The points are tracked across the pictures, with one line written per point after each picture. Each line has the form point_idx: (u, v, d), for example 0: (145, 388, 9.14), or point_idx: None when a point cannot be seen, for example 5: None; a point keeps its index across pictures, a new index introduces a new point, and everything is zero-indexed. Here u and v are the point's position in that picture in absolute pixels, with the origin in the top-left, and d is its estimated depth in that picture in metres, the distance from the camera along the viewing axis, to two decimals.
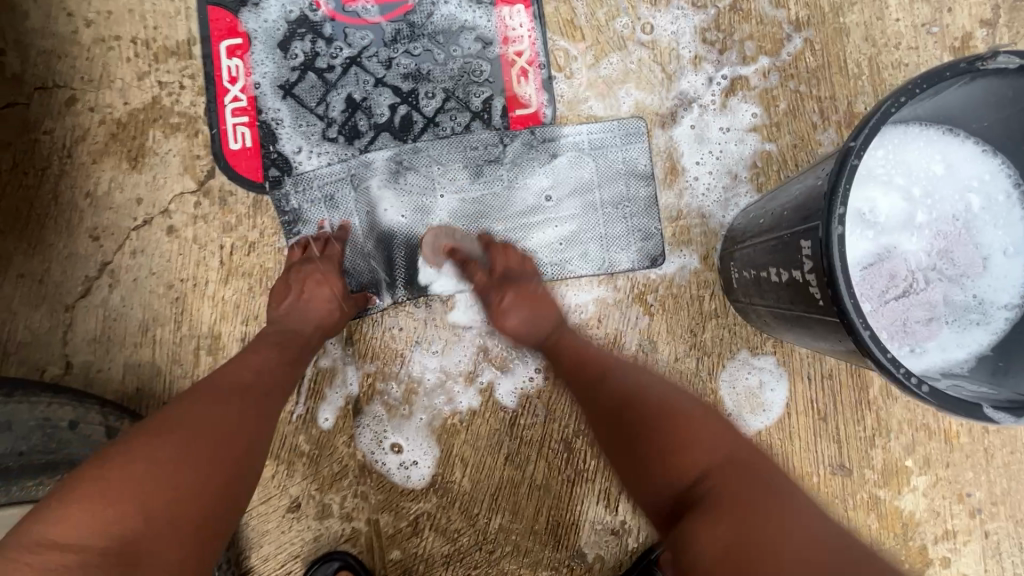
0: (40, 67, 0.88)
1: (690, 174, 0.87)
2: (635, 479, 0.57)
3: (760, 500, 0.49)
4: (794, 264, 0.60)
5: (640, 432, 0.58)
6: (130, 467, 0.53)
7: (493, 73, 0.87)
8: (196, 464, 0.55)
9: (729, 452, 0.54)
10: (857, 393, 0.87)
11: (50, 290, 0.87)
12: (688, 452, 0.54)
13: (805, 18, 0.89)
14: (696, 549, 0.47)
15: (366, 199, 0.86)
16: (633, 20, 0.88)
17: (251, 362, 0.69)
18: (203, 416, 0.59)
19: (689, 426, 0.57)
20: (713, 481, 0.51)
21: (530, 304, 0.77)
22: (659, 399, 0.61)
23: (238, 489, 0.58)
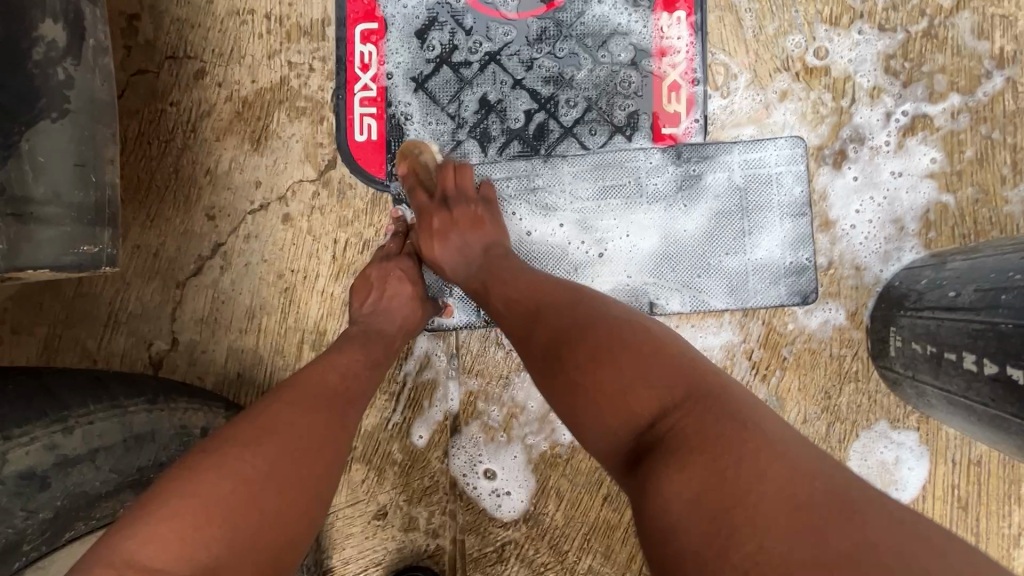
0: (173, 35, 0.86)
1: (849, 221, 0.78)
2: (586, 423, 0.50)
3: (710, 434, 0.42)
4: (1010, 360, 0.52)
5: (574, 353, 0.52)
6: (219, 484, 0.49)
7: (642, 85, 0.80)
8: (282, 485, 0.51)
9: (675, 384, 0.47)
10: (1008, 486, 0.77)
11: (164, 265, 0.87)
12: (636, 395, 0.47)
13: (1011, 52, 0.77)
14: (666, 501, 0.40)
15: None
16: (807, 39, 0.78)
17: (338, 362, 0.64)
18: (285, 426, 0.55)
19: (626, 354, 0.50)
20: (669, 422, 0.45)
21: (459, 226, 0.71)
22: (589, 327, 0.53)
23: (319, 508, 0.54)
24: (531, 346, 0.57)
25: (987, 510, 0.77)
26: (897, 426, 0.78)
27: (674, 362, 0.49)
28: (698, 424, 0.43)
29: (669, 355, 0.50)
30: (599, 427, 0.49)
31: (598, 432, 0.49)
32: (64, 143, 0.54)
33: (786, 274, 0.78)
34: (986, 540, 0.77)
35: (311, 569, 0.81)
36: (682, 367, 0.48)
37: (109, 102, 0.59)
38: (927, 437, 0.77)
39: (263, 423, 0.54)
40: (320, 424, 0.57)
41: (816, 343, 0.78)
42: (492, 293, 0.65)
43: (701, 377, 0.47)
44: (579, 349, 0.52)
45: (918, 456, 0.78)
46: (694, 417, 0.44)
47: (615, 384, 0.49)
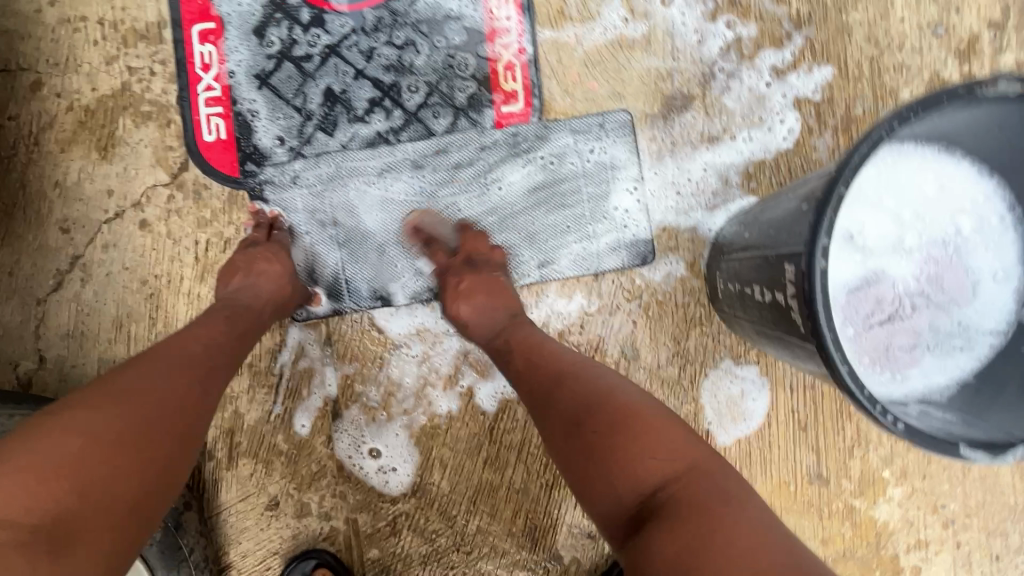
0: (3, 48, 0.84)
1: (679, 178, 0.85)
2: (592, 485, 0.54)
3: (705, 509, 0.47)
4: (777, 286, 0.58)
5: (578, 418, 0.57)
6: (64, 442, 0.49)
7: (477, 66, 0.83)
8: (138, 443, 0.52)
9: (677, 458, 0.52)
10: (839, 404, 0.86)
11: (21, 283, 0.85)
12: (632, 464, 0.52)
13: (806, 14, 0.85)
14: (652, 554, 0.46)
15: (346, 203, 0.84)
16: (627, 14, 0.84)
17: (197, 333, 0.65)
18: (140, 388, 0.55)
19: (634, 421, 0.55)
20: (675, 490, 0.50)
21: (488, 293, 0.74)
22: (601, 396, 0.58)
23: (180, 467, 0.55)
24: (552, 417, 0.60)
25: (823, 428, 0.86)
26: (740, 362, 0.86)
27: (681, 441, 0.54)
28: (692, 496, 0.49)
29: (666, 423, 0.55)
30: (609, 491, 0.53)
31: (608, 494, 0.53)
32: None
33: (628, 234, 0.84)
34: (825, 455, 0.86)
35: (204, 567, 0.82)
36: (643, 423, 0.55)
37: None
38: (766, 369, 0.85)
39: (114, 386, 0.55)
40: (177, 387, 0.57)
41: (662, 294, 0.85)
42: (514, 357, 0.68)
43: (705, 454, 0.53)
44: (591, 421, 0.56)
45: (760, 387, 0.85)
46: (688, 486, 0.50)
47: (617, 441, 0.54)
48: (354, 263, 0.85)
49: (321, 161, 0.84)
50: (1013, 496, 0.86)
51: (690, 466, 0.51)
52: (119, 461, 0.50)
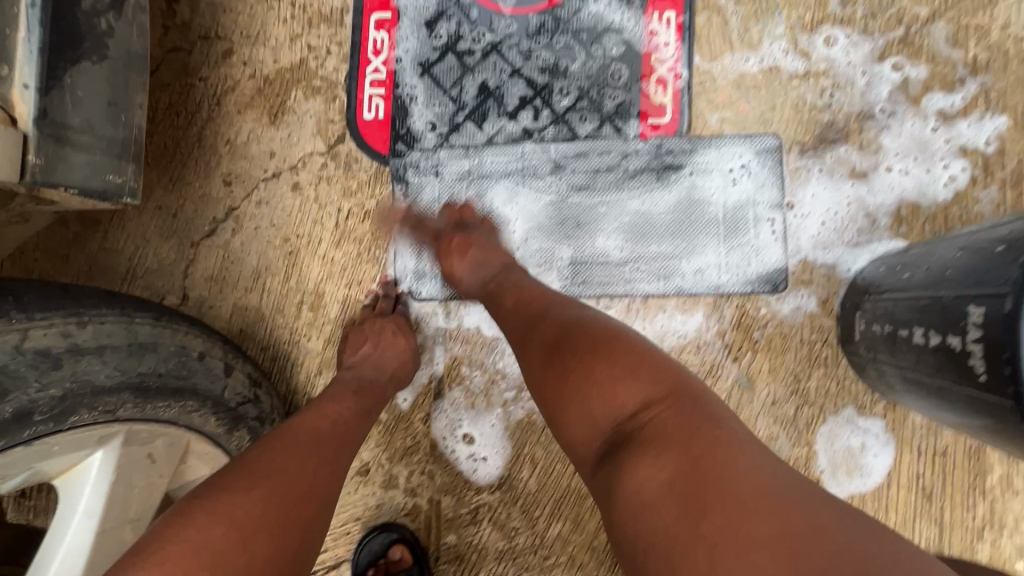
0: (206, 18, 0.94)
1: (823, 213, 0.82)
2: (562, 404, 0.55)
3: (689, 431, 0.45)
4: (952, 329, 0.54)
5: (563, 347, 0.57)
6: (211, 523, 0.49)
7: (629, 77, 0.85)
8: (274, 526, 0.51)
9: (658, 384, 0.50)
10: (973, 478, 0.78)
11: (181, 226, 0.93)
12: (618, 391, 0.51)
13: (984, 61, 0.81)
14: (637, 489, 0.44)
15: (483, 193, 0.87)
16: (790, 43, 0.83)
17: (329, 412, 0.67)
18: (285, 467, 0.56)
19: (615, 350, 0.54)
20: (650, 416, 0.48)
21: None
22: (568, 320, 0.60)
23: (306, 551, 0.54)
24: (531, 348, 0.61)
25: (952, 501, 0.78)
26: (864, 413, 0.80)
27: (663, 368, 0.52)
28: (675, 422, 0.47)
29: (655, 358, 0.53)
30: (587, 419, 0.53)
31: (587, 422, 0.53)
32: (101, 84, 0.65)
33: (760, 262, 0.82)
34: (951, 531, 0.78)
35: None
36: (631, 359, 0.53)
37: (141, 54, 0.70)
38: (893, 425, 0.79)
39: (257, 470, 0.55)
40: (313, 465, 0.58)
41: (787, 328, 0.82)
42: (505, 296, 0.71)
43: (690, 382, 0.50)
44: (565, 343, 0.57)
45: (884, 444, 0.80)
46: (669, 413, 0.48)
47: (588, 370, 0.54)
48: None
49: (466, 149, 0.88)
50: None
51: (674, 393, 0.49)
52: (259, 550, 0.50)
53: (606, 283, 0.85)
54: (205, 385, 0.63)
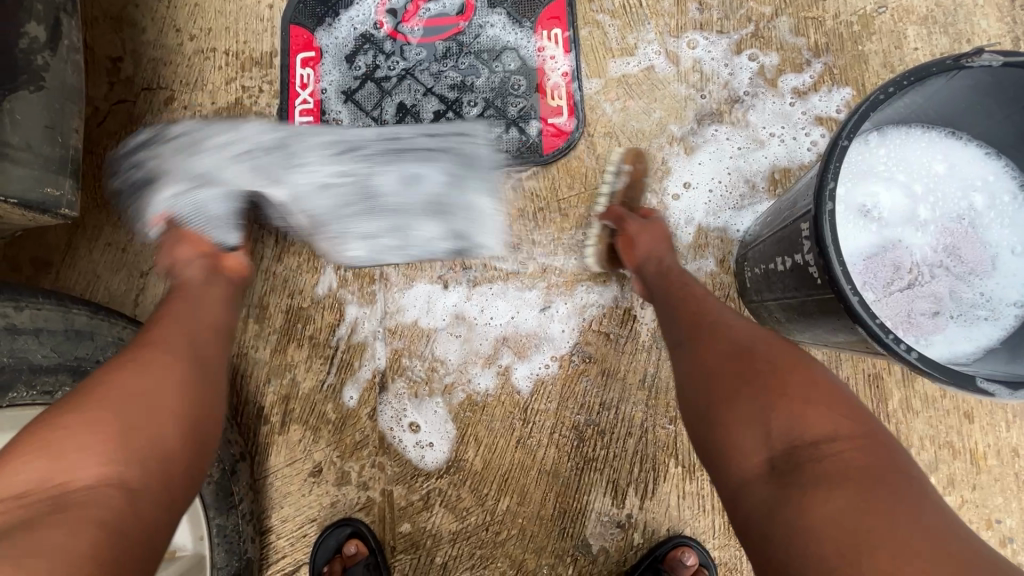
0: (149, 72, 1.04)
1: (708, 183, 0.92)
2: (742, 418, 0.52)
3: (888, 471, 0.44)
4: (796, 248, 0.63)
5: (767, 384, 0.52)
6: (42, 430, 0.48)
7: (528, 86, 0.97)
8: (114, 402, 0.50)
9: (853, 423, 0.49)
10: (876, 404, 0.85)
11: (130, 258, 0.99)
12: (808, 413, 0.49)
13: (824, 45, 0.94)
14: (809, 512, 0.43)
15: (367, 159, 0.92)
16: (661, 46, 0.97)
17: (166, 317, 0.65)
18: (112, 368, 0.54)
19: (836, 401, 0.50)
20: (833, 448, 0.47)
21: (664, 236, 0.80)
22: (770, 356, 0.55)
23: (173, 406, 0.53)
24: (729, 376, 0.55)
25: None
26: None
27: (854, 409, 0.50)
28: (861, 462, 0.45)
29: (848, 398, 0.52)
30: (753, 433, 0.50)
31: (750, 435, 0.50)
32: (38, 110, 0.71)
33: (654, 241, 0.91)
34: None
35: (250, 523, 0.87)
36: (847, 403, 0.51)
37: (77, 86, 0.77)
38: None
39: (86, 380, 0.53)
40: (147, 352, 0.57)
41: None
42: (683, 323, 0.65)
43: (881, 430, 0.49)
44: (769, 378, 0.53)
45: None
46: (859, 449, 0.46)
47: (785, 398, 0.51)
48: (333, 224, 0.92)
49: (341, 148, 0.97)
50: None
51: (868, 435, 0.47)
52: (104, 426, 0.49)
53: (526, 265, 0.93)
54: None
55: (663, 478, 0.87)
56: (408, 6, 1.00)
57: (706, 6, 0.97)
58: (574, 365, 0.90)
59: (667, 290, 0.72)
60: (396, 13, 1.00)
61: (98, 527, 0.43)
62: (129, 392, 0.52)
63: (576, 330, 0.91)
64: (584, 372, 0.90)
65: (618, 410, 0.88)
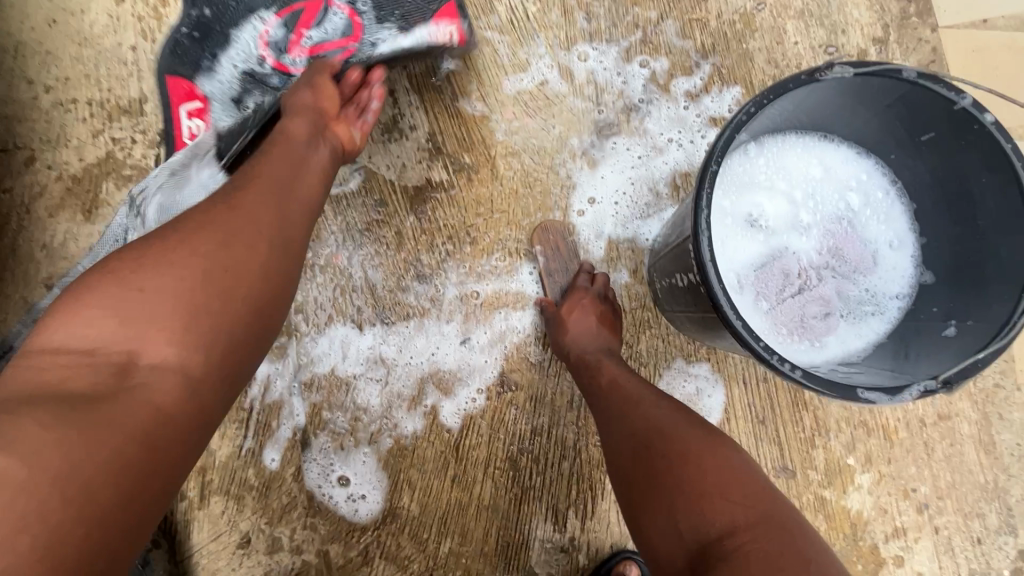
0: (2, 131, 0.94)
1: (614, 195, 0.92)
2: (659, 521, 0.54)
3: (792, 558, 0.48)
4: (689, 267, 0.63)
5: (674, 477, 0.55)
6: (129, 277, 0.52)
7: (425, 115, 0.93)
8: (216, 279, 0.54)
9: (748, 509, 0.52)
10: (794, 394, 0.88)
11: (6, 340, 0.89)
12: (708, 507, 0.52)
13: (711, 45, 0.95)
14: None
15: None
16: (552, 59, 0.95)
17: (269, 172, 0.67)
18: (209, 229, 0.57)
19: (736, 489, 0.53)
20: (740, 539, 0.49)
21: (590, 322, 0.81)
22: (670, 445, 0.57)
23: (255, 296, 0.57)
24: (639, 475, 0.57)
25: (782, 420, 0.87)
26: (693, 361, 0.89)
27: (761, 492, 0.54)
28: (761, 552, 0.48)
29: (755, 478, 0.55)
30: (668, 534, 0.53)
31: (668, 538, 0.53)
32: None
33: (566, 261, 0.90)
34: (787, 446, 0.87)
35: None
36: (744, 488, 0.53)
37: None
38: (718, 365, 0.88)
39: (185, 232, 0.56)
40: (244, 219, 0.59)
41: None
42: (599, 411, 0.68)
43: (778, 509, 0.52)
44: (679, 471, 0.55)
45: (714, 383, 0.88)
46: (757, 540, 0.49)
47: (688, 493, 0.53)
48: None
49: None
50: (981, 474, 0.86)
51: (763, 518, 0.51)
52: (191, 295, 0.53)
53: (441, 298, 0.90)
54: None
55: (601, 495, 0.86)
56: (290, 37, 0.94)
57: (593, 15, 0.96)
58: (501, 396, 0.88)
59: (588, 381, 0.74)
60: (278, 46, 0.94)
61: (157, 430, 0.48)
62: (212, 250, 0.55)
63: (499, 358, 0.89)
64: (512, 401, 0.88)
65: (550, 434, 0.88)
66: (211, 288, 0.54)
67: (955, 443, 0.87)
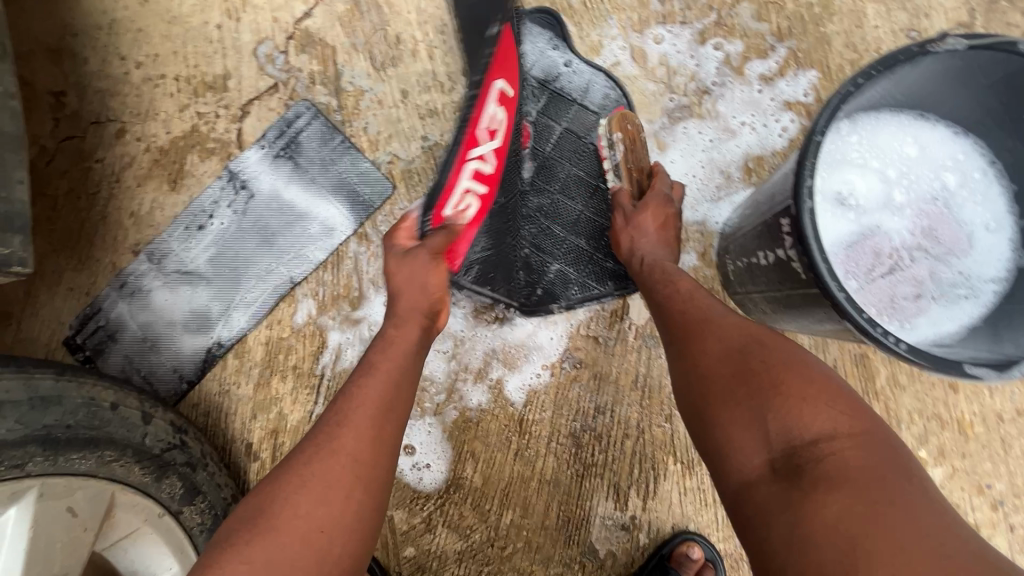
0: (96, 104, 0.99)
1: (684, 177, 0.92)
2: (742, 421, 0.53)
3: (887, 470, 0.46)
4: (777, 243, 0.63)
5: (761, 385, 0.53)
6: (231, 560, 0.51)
7: (540, 115, 0.93)
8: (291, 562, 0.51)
9: (848, 418, 0.50)
10: (865, 383, 0.86)
11: (95, 301, 0.94)
12: (802, 413, 0.50)
13: (786, 29, 0.94)
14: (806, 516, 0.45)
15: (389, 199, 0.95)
16: (625, 42, 0.95)
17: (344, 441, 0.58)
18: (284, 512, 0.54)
19: (835, 400, 0.51)
20: (830, 448, 0.48)
21: (654, 226, 0.80)
22: (765, 355, 0.56)
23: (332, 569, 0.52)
24: (722, 378, 0.57)
25: None
26: None
27: (856, 405, 0.51)
28: (859, 460, 0.46)
29: (846, 391, 0.52)
30: (751, 434, 0.52)
31: (750, 439, 0.52)
32: None
33: None
34: None
35: None
36: (845, 400, 0.51)
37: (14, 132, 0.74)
38: None
39: (267, 511, 0.54)
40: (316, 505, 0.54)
41: None
42: (676, 320, 0.66)
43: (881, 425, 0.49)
44: (768, 378, 0.53)
45: None
46: (856, 449, 0.47)
47: (779, 398, 0.52)
48: (287, 235, 0.94)
49: (291, 176, 0.95)
50: None
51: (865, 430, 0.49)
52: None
53: None
54: (121, 434, 0.67)
55: (663, 476, 0.87)
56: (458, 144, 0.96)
57: None
58: (565, 372, 0.89)
59: (660, 291, 0.71)
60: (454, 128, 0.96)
61: None
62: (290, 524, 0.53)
63: (564, 336, 0.90)
64: (576, 378, 0.89)
65: (613, 413, 0.88)
66: (287, 537, 0.52)
67: None
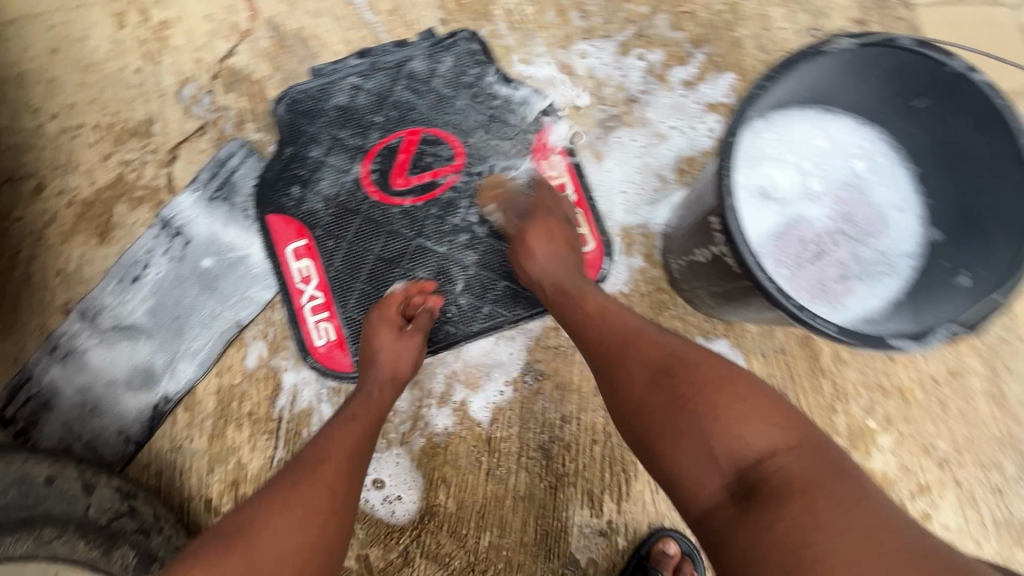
0: (10, 160, 0.94)
1: (622, 183, 0.95)
2: (686, 450, 0.52)
3: (826, 471, 0.46)
4: (711, 241, 0.66)
5: (696, 407, 0.53)
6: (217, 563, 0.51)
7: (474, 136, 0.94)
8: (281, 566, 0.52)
9: (783, 429, 0.50)
10: (811, 363, 0.91)
11: (25, 368, 0.88)
12: (743, 428, 0.50)
13: (702, 36, 0.99)
14: (763, 535, 0.43)
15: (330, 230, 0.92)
16: (552, 59, 0.98)
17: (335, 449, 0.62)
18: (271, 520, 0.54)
19: (768, 411, 0.52)
20: (776, 462, 0.48)
21: (546, 249, 0.80)
22: (689, 373, 0.56)
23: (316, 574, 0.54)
24: (655, 403, 0.56)
25: (803, 390, 0.89)
26: (711, 338, 0.91)
27: (787, 413, 0.52)
28: (804, 469, 0.47)
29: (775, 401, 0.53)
30: (699, 459, 0.51)
31: (698, 465, 0.51)
32: None
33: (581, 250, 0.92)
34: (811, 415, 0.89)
35: None
36: (776, 408, 0.52)
37: None
38: (736, 340, 0.91)
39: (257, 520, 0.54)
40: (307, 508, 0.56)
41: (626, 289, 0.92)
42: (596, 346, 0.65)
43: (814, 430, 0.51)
44: (698, 400, 0.53)
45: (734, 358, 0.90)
46: (798, 460, 0.48)
47: (716, 417, 0.52)
48: (230, 278, 0.91)
49: (227, 217, 0.92)
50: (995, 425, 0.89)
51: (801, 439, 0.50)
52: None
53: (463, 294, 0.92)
54: (61, 508, 0.64)
55: (634, 477, 0.88)
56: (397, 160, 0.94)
57: (588, 13, 1.00)
58: (528, 386, 0.90)
59: (572, 316, 0.71)
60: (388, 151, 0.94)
61: None
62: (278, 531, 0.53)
63: (523, 350, 0.91)
64: (540, 391, 0.89)
65: (579, 421, 0.89)
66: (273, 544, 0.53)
67: (969, 398, 0.90)
